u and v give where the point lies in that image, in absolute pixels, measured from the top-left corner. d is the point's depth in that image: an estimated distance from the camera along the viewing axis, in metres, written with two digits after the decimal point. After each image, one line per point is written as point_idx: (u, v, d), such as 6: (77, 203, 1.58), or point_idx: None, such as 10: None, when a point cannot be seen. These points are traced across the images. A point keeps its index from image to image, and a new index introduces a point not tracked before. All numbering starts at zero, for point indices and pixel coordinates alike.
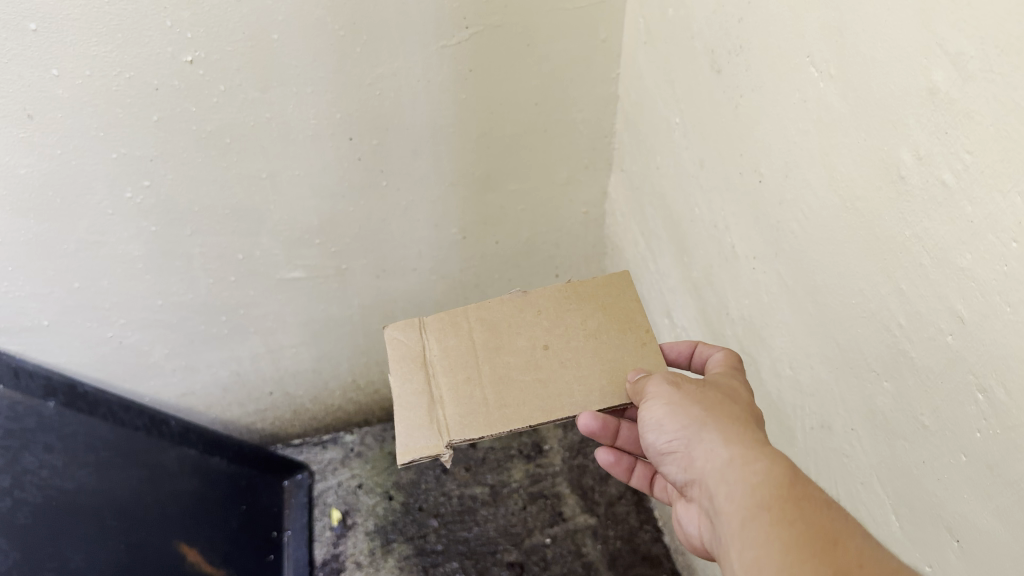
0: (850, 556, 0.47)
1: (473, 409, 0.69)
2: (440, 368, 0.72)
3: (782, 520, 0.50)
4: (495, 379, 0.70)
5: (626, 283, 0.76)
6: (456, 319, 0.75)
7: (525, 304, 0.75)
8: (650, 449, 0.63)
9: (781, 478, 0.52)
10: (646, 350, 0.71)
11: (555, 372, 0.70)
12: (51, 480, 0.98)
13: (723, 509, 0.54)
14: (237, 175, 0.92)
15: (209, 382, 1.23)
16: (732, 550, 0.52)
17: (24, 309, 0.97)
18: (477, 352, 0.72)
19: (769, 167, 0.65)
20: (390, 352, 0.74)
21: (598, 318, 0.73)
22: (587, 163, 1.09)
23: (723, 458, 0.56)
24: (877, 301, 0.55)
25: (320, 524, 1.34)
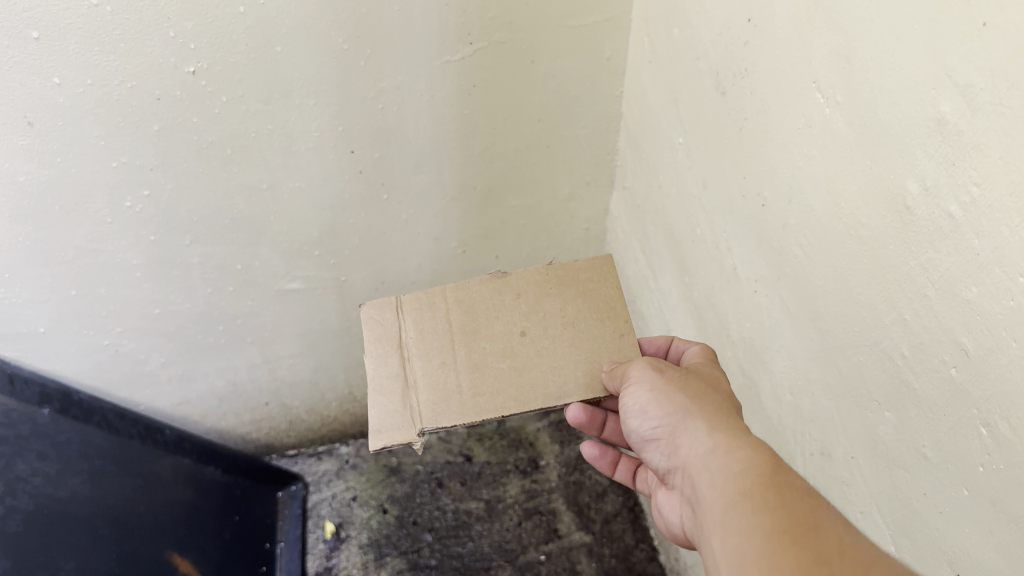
0: (830, 543, 0.47)
1: (447, 397, 0.68)
2: (416, 351, 0.71)
3: (764, 506, 0.50)
4: (471, 365, 0.70)
5: (608, 268, 0.74)
6: (433, 297, 0.73)
7: (505, 286, 0.73)
8: (634, 437, 0.64)
9: (763, 464, 0.53)
10: (622, 343, 0.71)
11: (532, 360, 0.70)
12: (43, 487, 0.97)
13: (705, 495, 0.55)
14: (237, 186, 0.92)
15: (205, 391, 1.22)
16: (712, 534, 0.53)
17: (20, 316, 0.96)
18: (454, 334, 0.71)
19: (772, 191, 0.65)
20: (365, 330, 0.73)
21: (577, 305, 0.72)
22: (589, 180, 1.09)
23: (706, 446, 0.57)
24: (881, 331, 0.54)
25: (314, 536, 1.33)
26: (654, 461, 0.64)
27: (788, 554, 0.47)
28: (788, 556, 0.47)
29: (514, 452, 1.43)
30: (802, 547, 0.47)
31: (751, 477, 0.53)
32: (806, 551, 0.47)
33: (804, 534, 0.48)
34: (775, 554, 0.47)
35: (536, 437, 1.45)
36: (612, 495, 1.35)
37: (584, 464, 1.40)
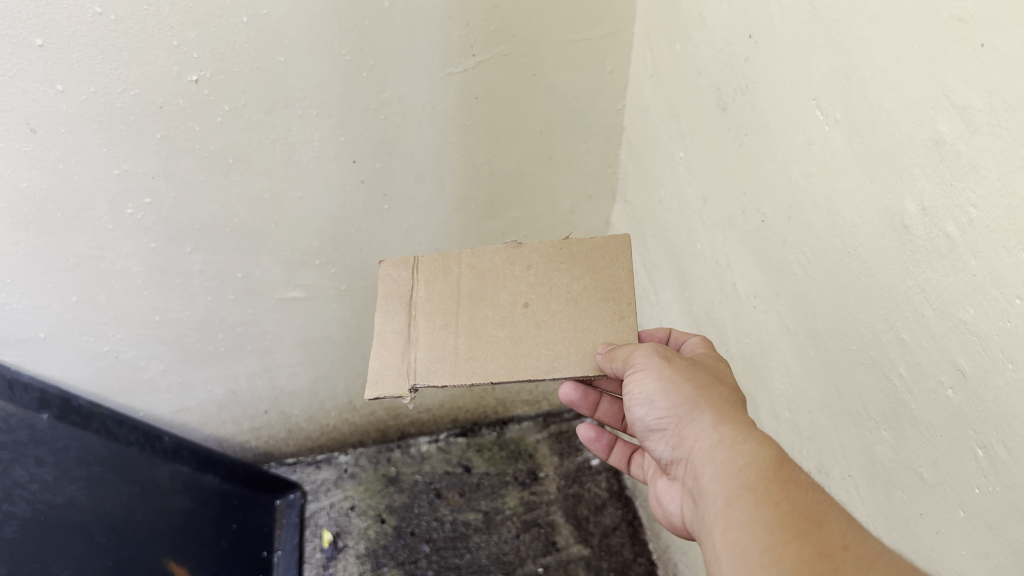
0: (834, 538, 0.47)
1: (443, 357, 0.68)
2: (422, 310, 0.71)
3: (768, 501, 0.50)
4: (471, 330, 0.69)
5: (623, 248, 0.71)
6: (448, 263, 0.73)
7: (518, 256, 0.72)
8: (638, 426, 0.64)
9: (769, 458, 0.53)
10: (621, 324, 0.68)
11: (528, 332, 0.68)
12: (41, 494, 0.97)
13: (708, 488, 0.55)
14: (239, 195, 0.92)
15: (204, 399, 1.22)
16: (714, 527, 0.53)
17: (20, 321, 0.96)
18: (460, 299, 0.71)
19: (772, 207, 0.65)
20: (380, 287, 0.73)
21: (585, 282, 0.70)
22: (590, 194, 1.09)
23: (712, 439, 0.57)
24: (879, 350, 0.54)
25: (311, 545, 1.33)
26: (657, 450, 0.64)
27: (791, 549, 0.47)
28: (791, 551, 0.47)
29: (513, 463, 1.43)
30: (806, 542, 0.47)
31: (756, 471, 0.53)
32: (809, 546, 0.47)
33: (808, 529, 0.48)
34: (779, 549, 0.47)
35: (535, 449, 1.45)
36: (611, 508, 1.35)
37: (583, 477, 1.40)
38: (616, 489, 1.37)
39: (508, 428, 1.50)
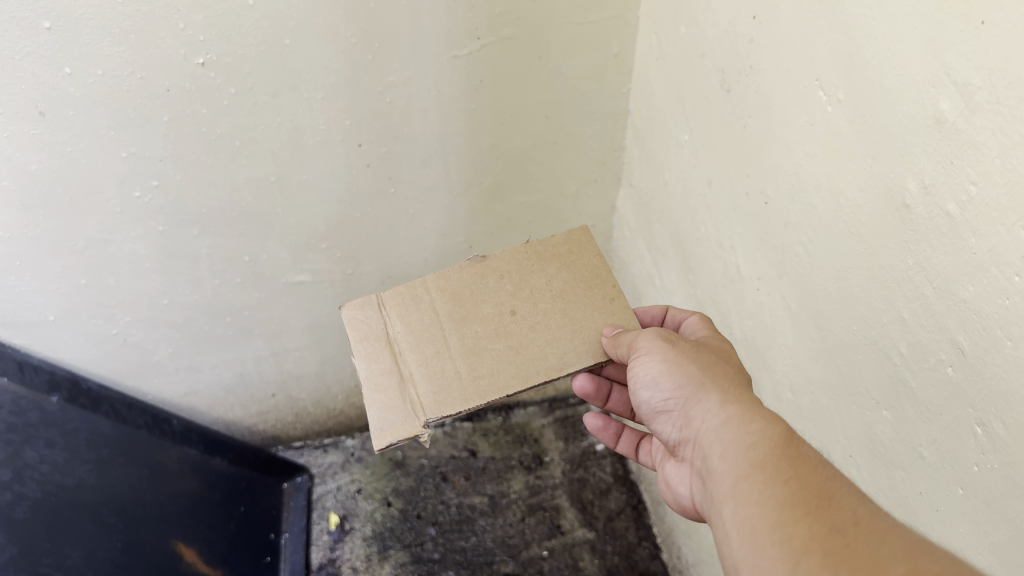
0: (843, 514, 0.48)
1: (446, 384, 0.68)
2: (406, 345, 0.71)
3: (776, 479, 0.51)
4: (465, 350, 0.70)
5: (586, 238, 0.77)
6: (415, 291, 0.74)
7: (486, 269, 0.75)
8: (644, 408, 0.65)
9: (776, 437, 0.53)
10: (614, 306, 0.73)
11: (526, 336, 0.71)
12: (51, 475, 0.98)
13: (716, 468, 0.55)
14: (246, 179, 0.93)
15: (212, 382, 1.23)
16: (724, 508, 0.53)
17: (30, 304, 0.97)
18: (443, 323, 0.72)
19: (775, 189, 0.65)
20: (352, 332, 0.73)
21: (563, 277, 0.74)
22: (596, 178, 1.09)
23: (719, 418, 0.57)
24: (880, 330, 0.54)
25: (318, 528, 1.34)
26: (664, 432, 0.64)
27: (801, 528, 0.48)
28: (801, 529, 0.47)
29: (518, 448, 1.44)
30: (816, 518, 0.48)
31: (764, 450, 0.53)
32: (819, 524, 0.47)
33: (818, 507, 0.48)
34: (789, 528, 0.48)
35: (541, 434, 1.46)
36: (616, 493, 1.36)
37: (588, 462, 1.41)
38: (620, 474, 1.39)
39: (513, 413, 1.50)
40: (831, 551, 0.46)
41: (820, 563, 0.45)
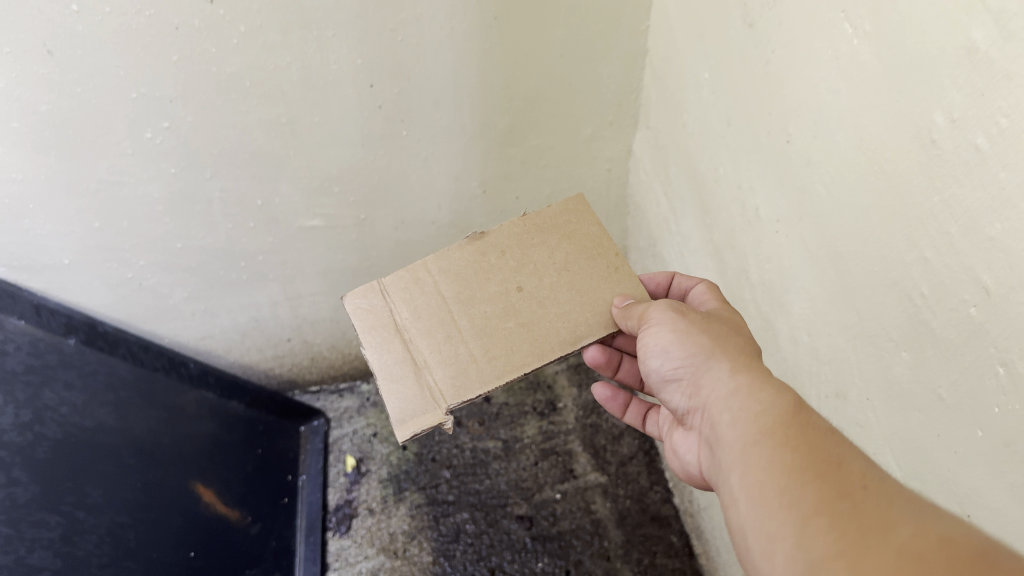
0: (854, 478, 0.47)
1: (461, 367, 0.70)
2: (415, 331, 0.73)
3: (785, 443, 0.50)
4: (476, 332, 0.71)
5: (582, 208, 0.78)
6: (417, 276, 0.76)
7: (487, 248, 0.76)
8: (655, 378, 0.65)
9: (786, 403, 0.53)
10: (619, 275, 0.74)
11: (536, 312, 0.72)
12: (70, 417, 0.98)
13: (725, 435, 0.55)
14: (257, 120, 0.91)
15: (228, 326, 1.24)
16: (731, 473, 0.53)
17: (45, 247, 0.98)
18: (450, 307, 0.73)
19: (797, 128, 0.63)
20: (358, 323, 0.74)
21: (565, 249, 0.75)
22: (612, 120, 1.07)
23: (729, 386, 0.57)
24: (901, 270, 0.53)
25: (335, 470, 1.37)
26: (674, 402, 0.64)
27: (809, 490, 0.47)
28: (810, 492, 0.47)
29: (532, 394, 1.44)
30: (824, 483, 0.47)
31: (773, 415, 0.52)
32: (828, 486, 0.47)
33: (827, 470, 0.48)
34: (796, 490, 0.47)
35: (554, 380, 1.46)
36: (629, 438, 1.37)
37: (602, 408, 1.41)
38: None
39: None
40: (839, 513, 0.45)
41: (828, 526, 0.45)
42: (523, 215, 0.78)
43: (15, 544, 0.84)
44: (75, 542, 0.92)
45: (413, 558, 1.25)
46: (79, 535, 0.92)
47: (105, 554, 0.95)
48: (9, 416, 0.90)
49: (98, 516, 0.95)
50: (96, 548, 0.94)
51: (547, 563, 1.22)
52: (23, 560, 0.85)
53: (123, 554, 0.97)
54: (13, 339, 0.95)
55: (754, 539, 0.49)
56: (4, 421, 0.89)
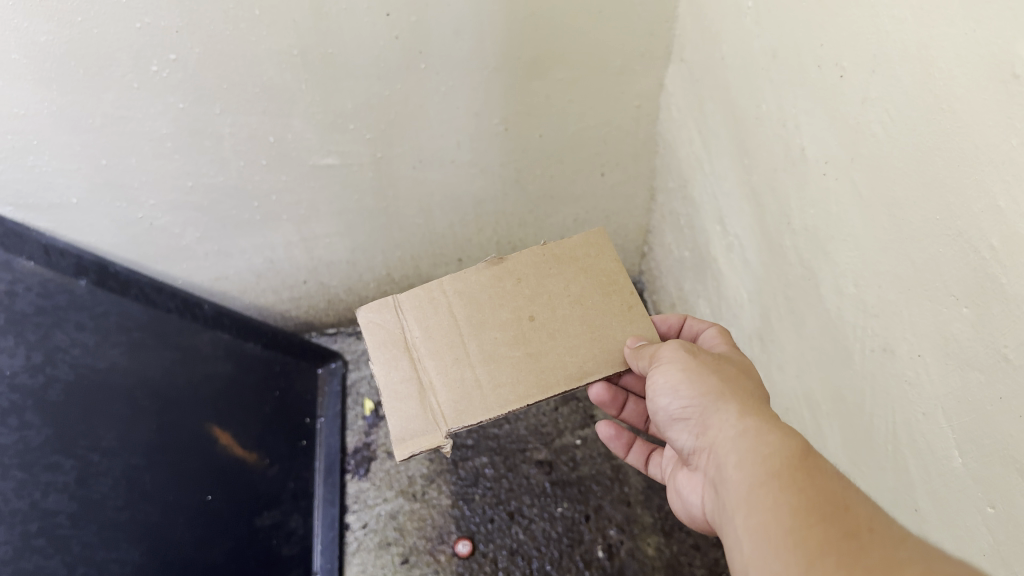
0: (859, 521, 0.49)
1: (466, 392, 0.73)
2: (425, 351, 0.76)
3: (792, 486, 0.52)
4: (484, 358, 0.75)
5: (601, 242, 0.82)
6: (432, 295, 0.79)
7: (505, 273, 0.79)
8: (662, 415, 0.68)
9: (792, 449, 0.55)
10: (631, 315, 0.77)
11: (545, 344, 0.75)
12: (83, 358, 0.96)
13: (730, 476, 0.58)
14: (267, 51, 0.86)
15: (242, 268, 1.21)
16: (737, 515, 0.55)
17: (52, 184, 0.95)
18: (461, 329, 0.76)
19: (853, 60, 0.58)
20: (369, 337, 0.77)
21: (580, 284, 0.79)
22: (644, 53, 1.00)
23: (736, 429, 0.60)
24: (967, 220, 0.48)
25: (353, 413, 1.35)
26: (680, 440, 0.67)
27: (816, 531, 0.49)
28: (816, 533, 0.49)
29: None
30: (831, 525, 0.49)
31: (780, 459, 0.55)
32: (834, 529, 0.49)
33: (833, 514, 0.50)
34: (803, 530, 0.49)
35: None
36: None
37: None
38: None
39: None
40: (845, 554, 0.47)
41: (835, 564, 0.46)
42: (543, 245, 0.81)
43: (28, 489, 0.84)
44: (90, 484, 0.90)
45: (432, 501, 1.24)
46: (93, 478, 0.91)
47: (121, 497, 0.93)
48: (19, 359, 0.89)
49: (112, 460, 0.94)
50: (111, 491, 0.92)
51: (566, 507, 1.21)
52: (38, 505, 0.84)
53: (140, 497, 0.95)
54: (22, 280, 0.94)
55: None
56: (14, 363, 0.88)
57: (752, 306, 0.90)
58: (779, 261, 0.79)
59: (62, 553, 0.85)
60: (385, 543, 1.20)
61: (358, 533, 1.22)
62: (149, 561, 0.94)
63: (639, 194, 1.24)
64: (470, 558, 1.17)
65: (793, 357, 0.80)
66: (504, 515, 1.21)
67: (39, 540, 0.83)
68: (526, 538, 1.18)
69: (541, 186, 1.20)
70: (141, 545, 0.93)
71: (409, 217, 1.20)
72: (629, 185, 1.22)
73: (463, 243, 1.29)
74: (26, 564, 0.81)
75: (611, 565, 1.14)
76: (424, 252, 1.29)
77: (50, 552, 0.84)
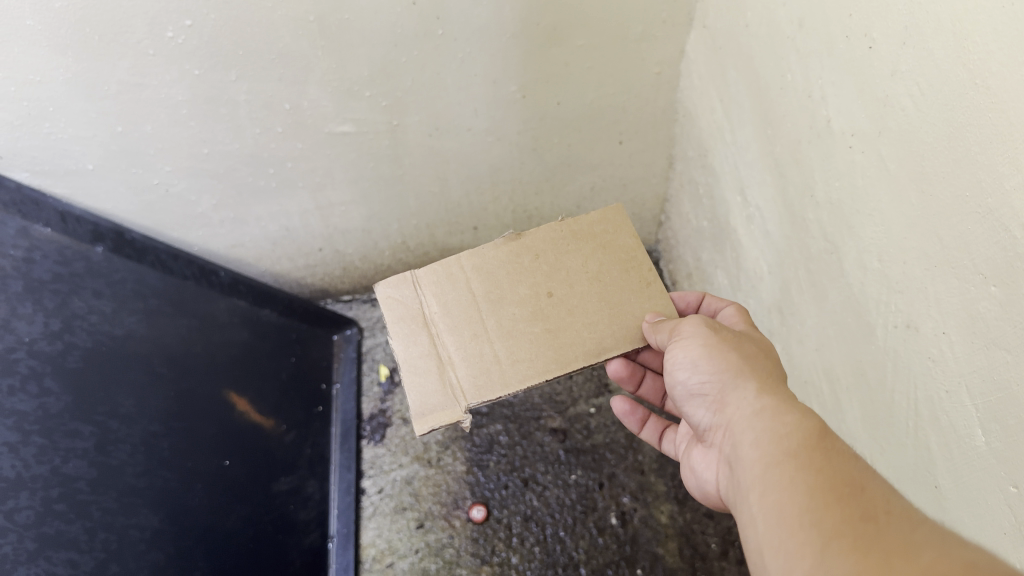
0: (877, 504, 0.48)
1: (484, 367, 0.74)
2: (443, 327, 0.77)
3: (810, 467, 0.52)
4: (503, 333, 0.75)
5: (619, 217, 0.82)
6: (450, 271, 0.80)
7: (522, 250, 0.80)
8: (680, 392, 0.68)
9: (810, 429, 0.55)
10: (649, 291, 0.77)
11: (564, 320, 0.75)
12: (100, 325, 0.97)
13: (746, 454, 0.58)
14: (283, 18, 0.86)
15: (258, 235, 1.21)
16: (751, 493, 0.55)
17: (67, 151, 0.95)
18: (479, 304, 0.77)
19: (883, 31, 0.56)
20: (388, 312, 0.79)
21: (598, 261, 0.79)
22: (665, 19, 0.97)
23: (754, 408, 0.59)
24: (998, 198, 0.48)
25: (369, 379, 1.36)
26: (697, 416, 0.67)
27: (830, 511, 0.48)
28: (831, 512, 0.48)
29: None
30: (847, 505, 0.48)
31: (797, 438, 0.55)
32: (849, 510, 0.48)
33: (849, 495, 0.49)
34: (817, 510, 0.49)
35: None
36: None
37: None
38: None
39: None
40: (860, 535, 0.46)
41: (848, 545, 0.46)
42: (560, 221, 0.82)
43: (49, 454, 0.84)
44: (109, 451, 0.91)
45: (447, 467, 1.25)
46: (113, 444, 0.92)
47: (140, 464, 0.94)
48: (38, 325, 0.89)
49: (130, 426, 0.95)
50: (130, 458, 0.93)
51: (580, 475, 1.22)
52: (58, 470, 0.85)
53: (158, 464, 0.97)
54: (40, 247, 0.93)
55: (772, 556, 0.50)
56: (33, 330, 0.88)
57: (772, 278, 0.89)
58: (801, 234, 0.78)
59: (83, 518, 0.86)
60: (400, 508, 1.22)
61: (374, 497, 1.24)
62: (168, 526, 0.95)
63: (657, 162, 1.23)
64: (484, 524, 1.19)
65: (813, 331, 0.80)
66: (518, 482, 1.22)
67: (61, 505, 0.84)
68: (540, 505, 1.19)
69: (558, 153, 1.18)
70: (159, 511, 0.95)
71: (425, 185, 1.19)
72: (647, 153, 1.21)
73: (479, 211, 1.28)
74: (47, 529, 0.82)
75: (624, 532, 1.15)
76: (439, 219, 1.28)
77: (71, 516, 0.84)
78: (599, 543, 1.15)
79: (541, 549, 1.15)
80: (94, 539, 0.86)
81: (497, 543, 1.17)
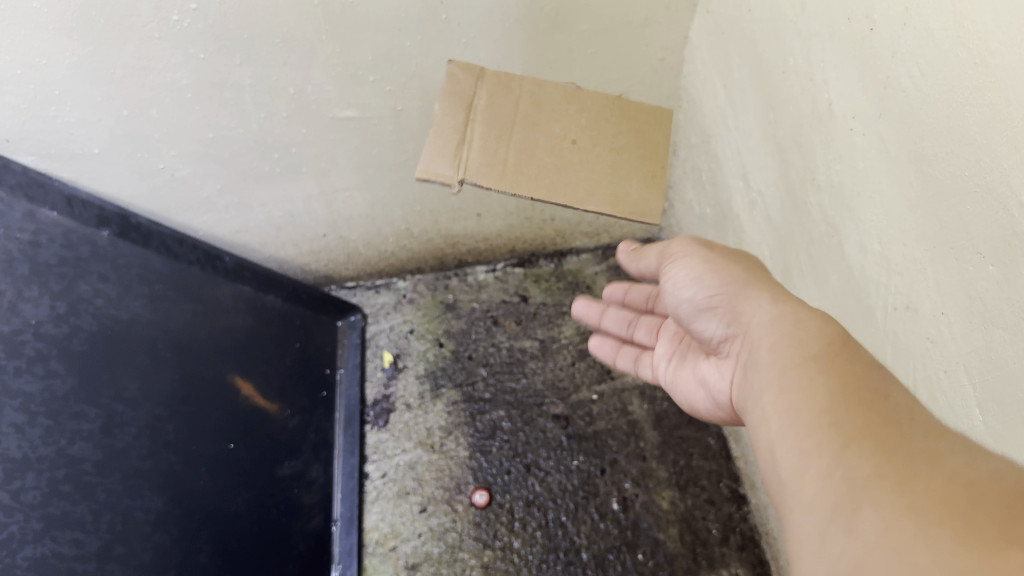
0: (900, 411, 0.47)
1: (492, 163, 0.80)
2: (480, 116, 0.82)
3: (828, 370, 0.52)
4: (524, 142, 0.82)
5: (665, 117, 0.86)
6: (507, 79, 0.84)
7: (574, 99, 0.84)
8: (686, 309, 0.72)
9: (832, 337, 0.55)
10: (654, 183, 0.83)
11: (573, 166, 0.82)
12: (106, 309, 0.97)
13: (764, 360, 0.59)
14: (288, 2, 0.86)
15: (263, 221, 1.22)
16: (767, 397, 0.56)
17: (73, 135, 0.96)
18: (517, 111, 0.83)
19: (884, 12, 0.56)
20: (447, 83, 0.84)
21: (628, 137, 0.84)
22: (669, 4, 0.97)
23: (770, 316, 0.61)
24: (996, 177, 0.48)
25: (372, 365, 1.37)
26: (710, 329, 0.70)
27: (849, 416, 0.47)
28: (849, 417, 0.47)
29: (571, 294, 1.41)
30: (866, 412, 0.47)
31: (817, 346, 0.55)
32: (871, 413, 0.47)
33: (871, 400, 0.48)
34: (835, 414, 0.48)
35: (593, 281, 1.43)
36: None
37: None
38: None
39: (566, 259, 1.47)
40: (878, 437, 0.45)
41: (866, 449, 0.45)
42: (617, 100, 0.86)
43: (55, 436, 0.85)
44: (114, 433, 0.92)
45: (450, 452, 1.26)
46: (118, 427, 0.93)
47: (145, 447, 0.95)
48: (44, 308, 0.89)
49: (136, 410, 0.96)
50: (135, 441, 0.94)
51: (582, 461, 1.22)
52: (64, 452, 0.85)
53: (163, 447, 0.98)
54: (46, 231, 0.93)
55: (788, 457, 0.50)
56: (39, 312, 0.88)
57: (773, 263, 0.89)
58: (802, 218, 0.78)
59: (88, 500, 0.87)
60: (404, 492, 1.23)
61: (377, 482, 1.25)
62: (173, 509, 0.96)
63: None
64: (486, 509, 1.20)
65: (814, 314, 0.80)
66: (520, 467, 1.23)
67: (67, 486, 0.85)
68: (542, 490, 1.20)
69: None
70: (164, 493, 0.96)
71: None
72: None
73: (483, 198, 1.28)
74: (53, 510, 0.83)
75: (625, 517, 1.16)
76: (443, 206, 1.28)
77: (77, 498, 0.85)
78: (600, 529, 1.15)
79: (543, 534, 1.16)
80: (99, 520, 0.87)
81: (499, 528, 1.18)
